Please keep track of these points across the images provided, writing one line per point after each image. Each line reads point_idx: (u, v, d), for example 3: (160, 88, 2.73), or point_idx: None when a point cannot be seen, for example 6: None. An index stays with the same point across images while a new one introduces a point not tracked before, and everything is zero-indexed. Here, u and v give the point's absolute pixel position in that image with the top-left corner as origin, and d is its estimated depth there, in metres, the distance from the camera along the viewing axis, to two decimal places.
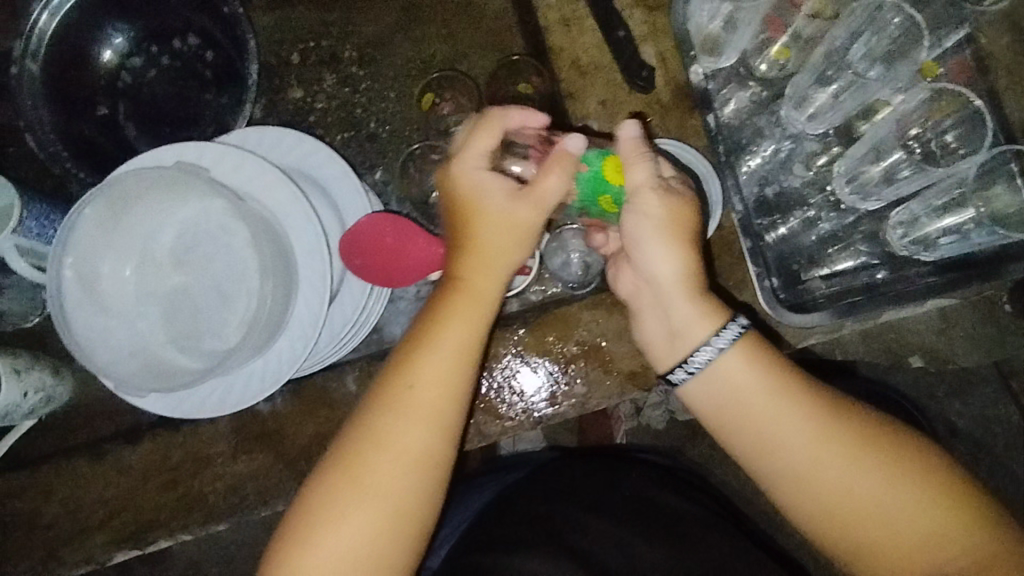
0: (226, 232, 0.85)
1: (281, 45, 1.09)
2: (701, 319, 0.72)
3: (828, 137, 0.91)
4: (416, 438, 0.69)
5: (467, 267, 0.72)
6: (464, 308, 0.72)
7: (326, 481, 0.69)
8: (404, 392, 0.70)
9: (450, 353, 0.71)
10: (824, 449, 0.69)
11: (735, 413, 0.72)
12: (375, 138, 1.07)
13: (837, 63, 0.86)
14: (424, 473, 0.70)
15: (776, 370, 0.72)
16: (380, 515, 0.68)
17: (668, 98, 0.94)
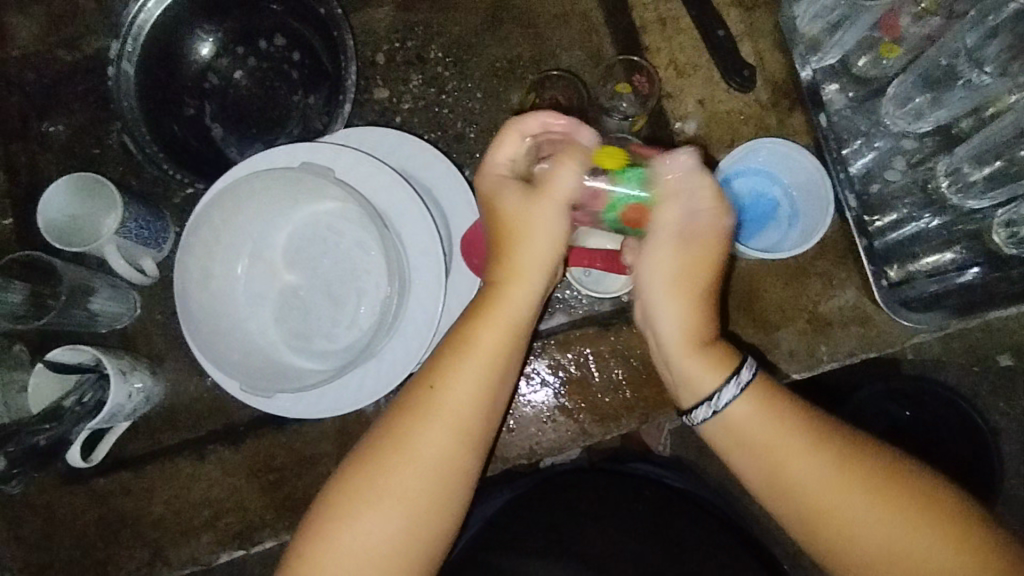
0: (338, 233, 0.86)
1: (365, 44, 1.08)
2: (706, 370, 0.70)
3: (929, 137, 0.92)
4: (438, 448, 0.66)
5: (501, 274, 0.69)
6: (497, 316, 0.68)
7: (354, 480, 0.65)
8: (435, 399, 0.66)
9: (481, 365, 0.67)
10: (839, 494, 0.65)
11: (751, 458, 0.69)
12: (462, 138, 1.05)
13: (949, 66, 0.84)
14: (444, 487, 0.66)
15: (784, 414, 0.69)
16: (398, 523, 0.64)
17: (769, 97, 0.94)
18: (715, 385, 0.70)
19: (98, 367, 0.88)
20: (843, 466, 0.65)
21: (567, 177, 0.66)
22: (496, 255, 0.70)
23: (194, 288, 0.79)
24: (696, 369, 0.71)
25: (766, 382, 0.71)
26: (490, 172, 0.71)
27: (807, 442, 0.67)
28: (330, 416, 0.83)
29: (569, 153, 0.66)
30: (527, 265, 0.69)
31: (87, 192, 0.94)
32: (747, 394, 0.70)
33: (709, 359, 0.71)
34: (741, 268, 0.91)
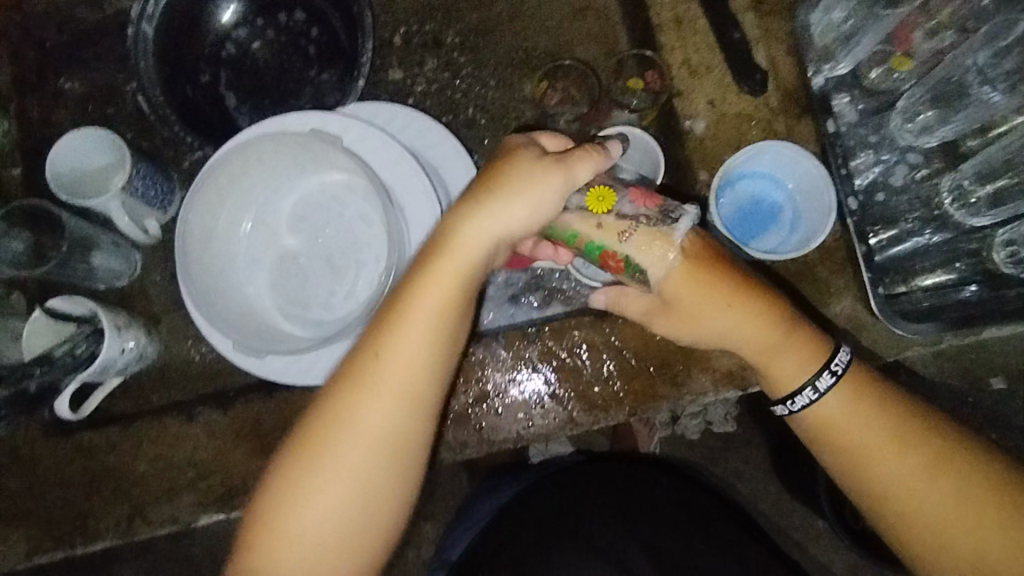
0: (340, 204, 0.86)
1: (384, 24, 1.09)
2: (801, 364, 0.69)
3: (934, 152, 0.93)
4: (381, 417, 0.62)
5: (439, 252, 0.64)
6: (434, 279, 0.63)
7: (304, 445, 0.62)
8: (371, 368, 0.62)
9: (427, 333, 0.63)
10: (933, 491, 0.65)
11: (845, 443, 0.68)
12: (473, 123, 1.06)
13: (957, 83, 0.85)
14: (395, 455, 0.62)
15: (887, 409, 0.68)
16: (348, 496, 0.62)
17: (778, 102, 0.95)
18: (805, 379, 0.69)
19: (94, 320, 0.88)
20: (947, 469, 0.65)
21: (582, 170, 0.63)
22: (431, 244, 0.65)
23: (195, 246, 0.80)
24: (791, 364, 0.70)
25: (859, 374, 0.70)
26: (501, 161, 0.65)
27: (901, 436, 0.67)
28: (318, 383, 0.84)
29: (586, 151, 0.64)
30: (466, 253, 0.63)
31: (92, 148, 0.94)
32: (842, 389, 0.69)
33: (798, 352, 0.70)
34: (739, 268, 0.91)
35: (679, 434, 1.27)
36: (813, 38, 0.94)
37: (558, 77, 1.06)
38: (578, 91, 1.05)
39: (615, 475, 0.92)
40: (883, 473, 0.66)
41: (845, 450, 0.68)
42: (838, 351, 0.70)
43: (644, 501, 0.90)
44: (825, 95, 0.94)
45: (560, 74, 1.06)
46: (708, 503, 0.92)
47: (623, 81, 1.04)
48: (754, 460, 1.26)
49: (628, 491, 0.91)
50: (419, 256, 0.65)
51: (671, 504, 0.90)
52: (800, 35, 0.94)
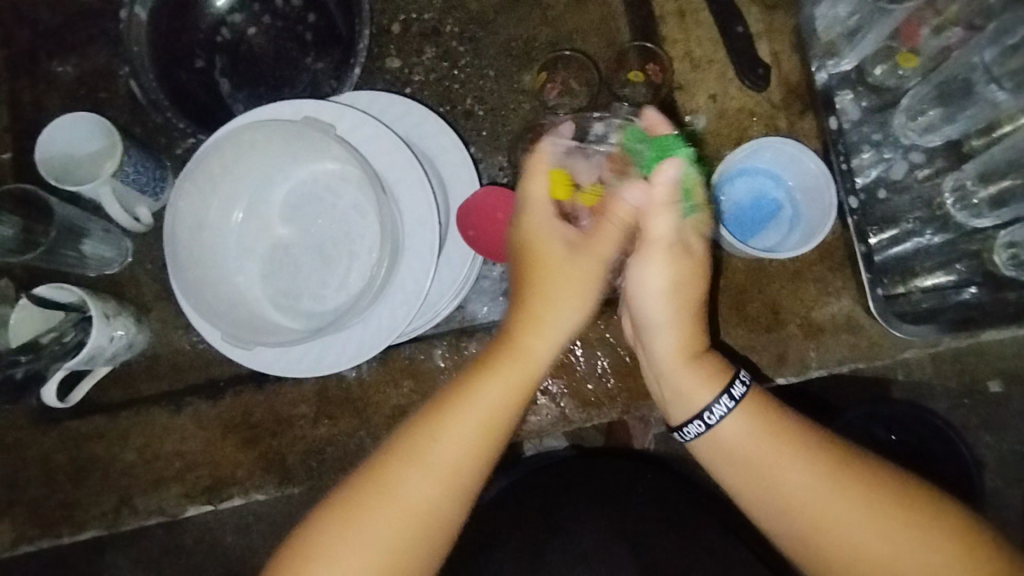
0: (333, 194, 0.85)
1: (383, 13, 1.08)
2: (702, 384, 0.72)
3: (937, 152, 0.92)
4: (423, 500, 0.64)
5: (524, 331, 0.68)
6: (500, 373, 0.67)
7: (330, 519, 0.64)
8: (428, 448, 0.65)
9: (486, 408, 0.66)
10: (830, 493, 0.66)
11: (754, 460, 0.69)
12: (470, 114, 1.06)
13: (962, 81, 0.82)
14: (428, 539, 0.64)
15: (786, 425, 0.70)
16: (367, 574, 0.62)
17: (779, 97, 0.94)
18: (712, 396, 0.72)
19: (83, 308, 0.87)
20: (842, 476, 0.66)
21: (622, 215, 0.66)
22: (515, 307, 0.70)
23: (184, 235, 0.78)
24: (691, 380, 0.72)
25: (760, 397, 0.72)
26: (539, 225, 0.69)
27: (798, 451, 0.68)
28: (308, 376, 0.83)
29: (614, 205, 0.66)
30: (542, 326, 0.69)
31: (83, 132, 0.92)
32: (743, 412, 0.71)
33: (703, 374, 0.72)
34: (738, 265, 0.90)
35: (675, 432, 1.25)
36: (817, 33, 0.92)
37: (557, 69, 1.05)
38: (579, 83, 1.04)
39: (606, 474, 0.92)
40: (786, 488, 0.67)
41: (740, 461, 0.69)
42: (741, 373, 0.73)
43: (633, 501, 0.89)
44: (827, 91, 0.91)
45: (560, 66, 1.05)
46: (699, 503, 0.91)
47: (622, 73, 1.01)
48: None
49: (618, 490, 0.90)
50: (504, 331, 0.70)
51: (661, 503, 0.89)
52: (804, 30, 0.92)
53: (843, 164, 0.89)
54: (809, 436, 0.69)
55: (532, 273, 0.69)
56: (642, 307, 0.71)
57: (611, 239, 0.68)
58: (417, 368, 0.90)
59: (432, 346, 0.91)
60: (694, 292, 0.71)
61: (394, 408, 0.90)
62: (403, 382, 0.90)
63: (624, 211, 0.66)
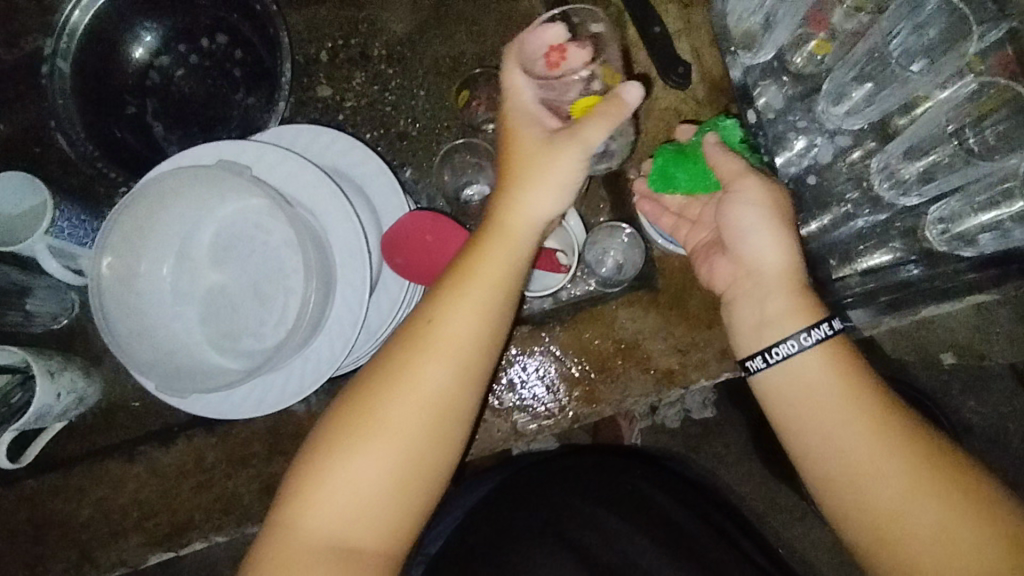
0: (263, 231, 0.84)
1: (311, 43, 1.09)
2: (796, 311, 0.71)
3: (864, 133, 0.92)
4: (440, 381, 0.67)
5: (507, 219, 0.70)
6: (493, 249, 0.69)
7: (354, 406, 0.67)
8: (431, 330, 0.67)
9: (483, 289, 0.68)
10: (883, 454, 0.65)
11: (813, 399, 0.69)
12: (404, 136, 1.06)
13: (879, 60, 0.84)
14: (443, 416, 0.67)
15: (860, 379, 0.69)
16: (392, 447, 0.65)
17: (703, 94, 0.94)
18: (800, 325, 0.71)
19: (26, 368, 0.87)
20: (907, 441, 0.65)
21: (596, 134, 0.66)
22: (497, 197, 0.71)
23: (113, 287, 0.79)
24: (788, 306, 0.72)
25: (846, 342, 0.71)
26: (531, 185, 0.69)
27: (864, 402, 0.67)
28: (254, 416, 0.83)
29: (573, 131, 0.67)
30: (528, 209, 0.69)
31: (15, 191, 0.92)
32: (821, 353, 0.70)
33: (801, 303, 0.72)
34: (674, 265, 0.91)
35: (660, 423, 1.37)
36: (729, 27, 0.92)
37: (479, 85, 1.04)
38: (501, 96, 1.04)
39: (591, 475, 0.92)
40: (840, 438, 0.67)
41: (807, 402, 0.69)
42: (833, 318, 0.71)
43: (620, 500, 0.88)
44: (743, 85, 0.92)
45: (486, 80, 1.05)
46: (683, 504, 0.90)
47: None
48: (734, 443, 1.35)
49: (603, 491, 0.89)
50: (488, 219, 0.71)
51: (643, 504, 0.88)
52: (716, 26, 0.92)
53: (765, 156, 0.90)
54: (890, 398, 0.68)
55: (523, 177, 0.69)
56: (747, 242, 0.74)
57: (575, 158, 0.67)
58: None
59: None
60: (787, 211, 0.75)
61: None
62: None
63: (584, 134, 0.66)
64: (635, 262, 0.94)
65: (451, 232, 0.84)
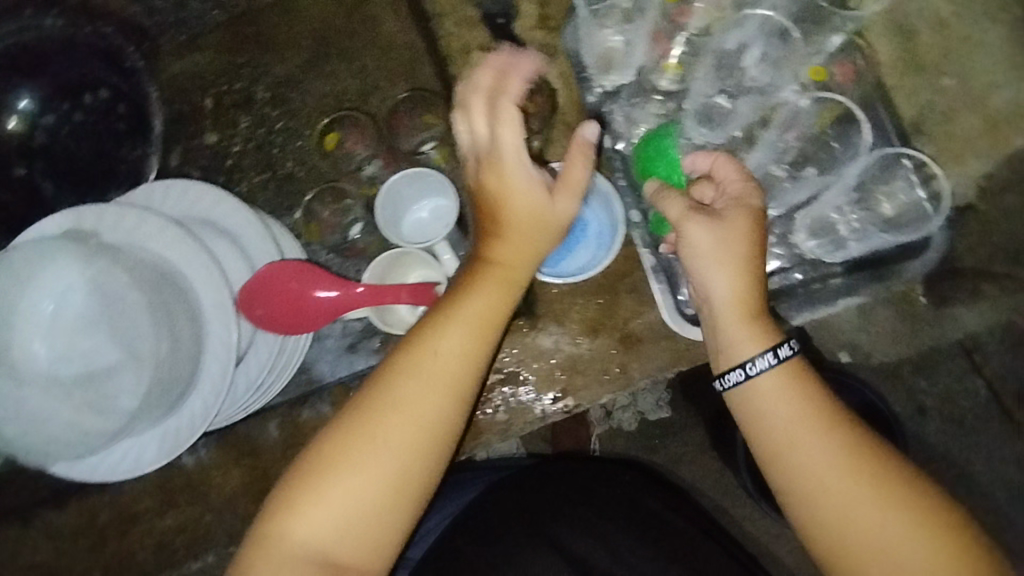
0: (131, 291, 0.78)
1: (192, 90, 1.09)
2: (750, 340, 0.72)
3: (734, 146, 0.90)
4: (432, 406, 0.69)
5: (496, 250, 0.74)
6: (483, 288, 0.72)
7: (334, 439, 0.69)
8: (425, 356, 0.70)
9: (475, 321, 0.72)
10: (851, 486, 0.66)
11: (777, 424, 0.70)
12: (292, 177, 1.06)
13: (729, 67, 0.88)
14: (434, 440, 0.69)
15: (817, 399, 0.70)
16: (381, 475, 0.68)
17: (573, 116, 0.95)
18: (755, 351, 0.72)
19: None
20: (866, 469, 0.66)
21: (582, 175, 0.72)
22: (483, 234, 0.75)
23: None
24: (744, 334, 0.72)
25: (801, 364, 0.72)
26: (514, 202, 0.71)
27: (826, 428, 0.68)
28: (134, 474, 0.85)
29: (580, 153, 0.72)
30: (521, 244, 0.73)
31: None
32: (778, 376, 0.71)
33: (758, 330, 0.72)
34: (549, 294, 0.93)
35: (616, 426, 1.36)
36: (585, 53, 0.94)
37: (344, 126, 1.06)
38: (366, 133, 1.05)
39: (587, 478, 0.92)
40: (800, 460, 0.68)
41: (773, 430, 0.69)
42: (784, 343, 0.71)
43: (616, 508, 0.89)
44: (598, 112, 0.94)
45: (351, 120, 1.05)
46: (670, 505, 0.92)
47: (419, 119, 1.03)
48: (695, 442, 1.31)
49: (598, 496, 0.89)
50: (479, 256, 0.74)
51: (639, 508, 0.89)
52: (571, 52, 0.95)
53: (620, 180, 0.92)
54: (852, 427, 0.68)
55: (506, 216, 0.72)
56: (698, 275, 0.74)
57: (576, 179, 0.73)
58: (252, 445, 0.92)
59: (268, 421, 0.93)
60: (750, 242, 0.72)
61: (236, 488, 0.91)
62: (241, 460, 0.91)
63: (578, 178, 0.72)
64: None
65: (317, 279, 0.86)
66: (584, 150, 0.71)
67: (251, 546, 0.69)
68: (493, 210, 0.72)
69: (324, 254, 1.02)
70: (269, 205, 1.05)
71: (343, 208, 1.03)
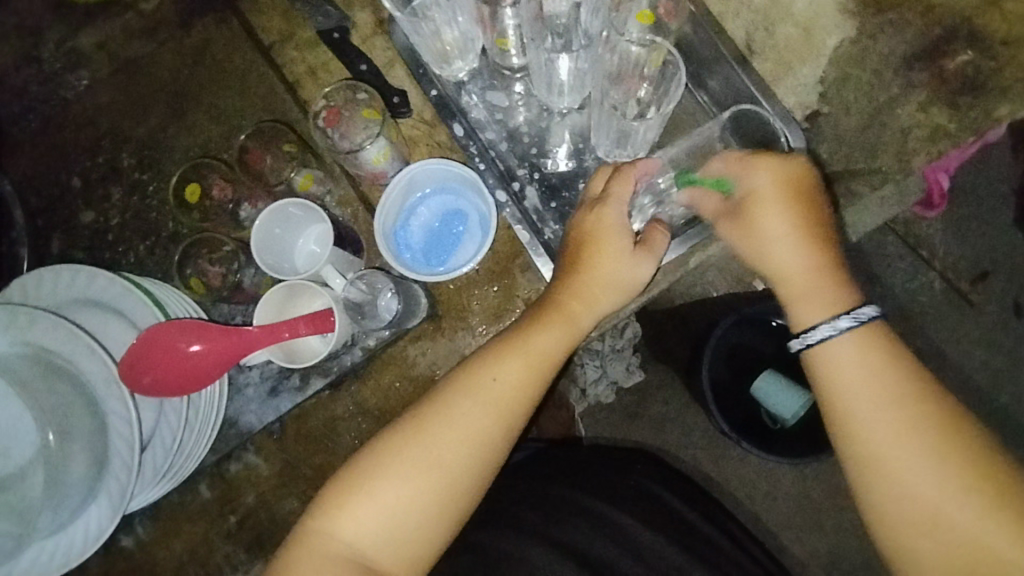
0: (11, 396, 0.77)
1: (58, 173, 1.08)
2: (826, 304, 0.73)
3: (583, 104, 0.95)
4: (492, 428, 0.74)
5: (568, 292, 0.79)
6: (550, 324, 0.78)
7: (395, 441, 0.73)
8: (482, 381, 0.75)
9: (530, 355, 0.77)
10: (915, 450, 0.65)
11: (884, 382, 0.68)
12: (178, 236, 1.04)
13: (562, 30, 0.87)
14: (484, 461, 0.74)
15: (910, 368, 0.69)
16: (432, 484, 0.72)
17: (429, 113, 0.95)
18: (824, 318, 0.73)
19: None
20: (941, 425, 0.65)
21: (660, 242, 0.81)
22: (566, 273, 0.80)
23: None
24: (822, 299, 0.73)
25: (881, 330, 0.71)
26: (613, 256, 0.79)
27: (922, 399, 0.67)
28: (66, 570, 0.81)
29: (658, 230, 0.81)
30: (596, 287, 0.79)
31: None
32: (858, 337, 0.71)
33: (829, 291, 0.73)
34: (448, 291, 0.94)
35: (596, 401, 1.41)
36: (420, 48, 0.91)
37: (204, 174, 1.00)
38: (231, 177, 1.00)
39: (603, 476, 0.98)
40: (874, 425, 0.67)
41: (846, 391, 0.69)
42: (863, 307, 0.72)
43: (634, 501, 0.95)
44: (445, 102, 0.94)
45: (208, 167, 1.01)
46: (670, 485, 1.01)
47: (279, 150, 1.00)
48: (672, 397, 1.40)
49: (616, 489, 0.96)
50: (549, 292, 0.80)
51: (652, 495, 0.97)
52: (403, 51, 0.95)
53: (480, 163, 0.94)
54: (938, 393, 0.68)
55: (594, 261, 0.79)
56: (772, 246, 0.76)
57: (625, 250, 0.79)
58: (188, 509, 0.91)
59: (198, 484, 0.91)
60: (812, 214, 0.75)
61: (182, 556, 0.90)
62: (180, 528, 0.91)
63: (664, 233, 0.81)
64: (413, 290, 0.92)
65: (204, 330, 0.84)
66: (663, 231, 0.82)
67: (295, 540, 0.72)
68: (583, 223, 0.80)
69: (220, 307, 0.98)
70: (160, 271, 1.03)
71: (225, 260, 0.98)
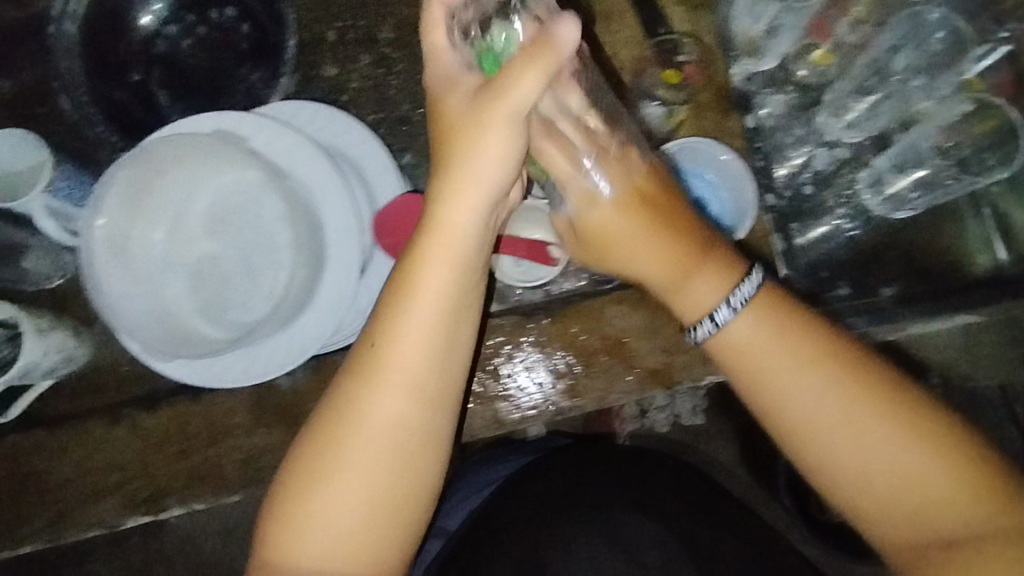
0: (259, 203, 0.86)
1: (319, 20, 1.08)
2: (720, 287, 0.70)
3: (863, 146, 0.93)
4: (393, 412, 0.66)
5: (435, 233, 0.67)
6: (446, 256, 0.67)
7: (311, 460, 0.66)
8: (381, 366, 0.66)
9: (427, 302, 0.67)
10: (875, 428, 0.64)
11: (822, 370, 0.66)
12: (406, 121, 1.06)
13: (880, 72, 0.89)
14: (404, 447, 0.67)
15: (799, 321, 0.68)
16: (371, 499, 0.66)
17: (708, 97, 0.93)
18: (720, 297, 0.70)
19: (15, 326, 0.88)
20: (866, 394, 0.65)
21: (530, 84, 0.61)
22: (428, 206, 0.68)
23: (110, 248, 0.79)
24: (706, 292, 0.70)
25: (775, 293, 0.70)
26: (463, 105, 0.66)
27: (858, 387, 0.65)
28: (236, 386, 0.85)
29: (536, 54, 0.59)
30: (458, 219, 0.67)
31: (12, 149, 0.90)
32: (748, 314, 0.68)
33: (710, 278, 0.70)
34: None
35: (647, 426, 1.34)
36: (737, 31, 0.93)
37: None
38: None
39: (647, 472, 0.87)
40: (822, 427, 0.65)
41: (789, 389, 0.66)
42: (753, 269, 0.70)
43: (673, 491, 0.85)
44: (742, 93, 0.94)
45: None
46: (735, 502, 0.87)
47: None
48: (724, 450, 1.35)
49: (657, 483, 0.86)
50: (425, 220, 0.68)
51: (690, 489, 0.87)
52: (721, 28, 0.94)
53: (757, 161, 0.93)
54: (856, 357, 0.66)
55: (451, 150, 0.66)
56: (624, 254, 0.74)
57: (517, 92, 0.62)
58: None
59: None
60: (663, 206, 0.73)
61: None
62: None
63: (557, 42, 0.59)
64: None
65: None
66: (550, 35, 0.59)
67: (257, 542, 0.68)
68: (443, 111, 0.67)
69: None
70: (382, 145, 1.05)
71: None
